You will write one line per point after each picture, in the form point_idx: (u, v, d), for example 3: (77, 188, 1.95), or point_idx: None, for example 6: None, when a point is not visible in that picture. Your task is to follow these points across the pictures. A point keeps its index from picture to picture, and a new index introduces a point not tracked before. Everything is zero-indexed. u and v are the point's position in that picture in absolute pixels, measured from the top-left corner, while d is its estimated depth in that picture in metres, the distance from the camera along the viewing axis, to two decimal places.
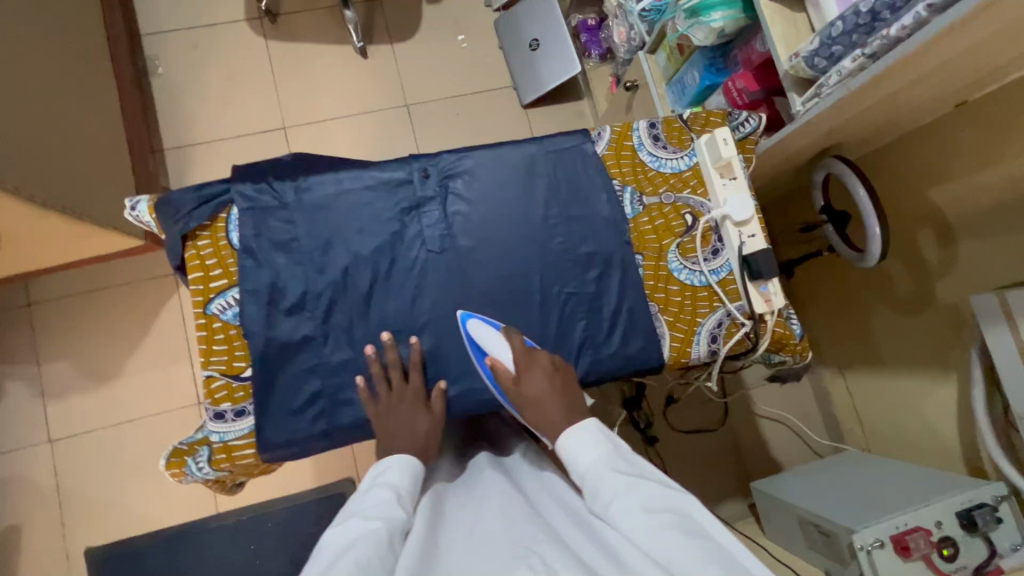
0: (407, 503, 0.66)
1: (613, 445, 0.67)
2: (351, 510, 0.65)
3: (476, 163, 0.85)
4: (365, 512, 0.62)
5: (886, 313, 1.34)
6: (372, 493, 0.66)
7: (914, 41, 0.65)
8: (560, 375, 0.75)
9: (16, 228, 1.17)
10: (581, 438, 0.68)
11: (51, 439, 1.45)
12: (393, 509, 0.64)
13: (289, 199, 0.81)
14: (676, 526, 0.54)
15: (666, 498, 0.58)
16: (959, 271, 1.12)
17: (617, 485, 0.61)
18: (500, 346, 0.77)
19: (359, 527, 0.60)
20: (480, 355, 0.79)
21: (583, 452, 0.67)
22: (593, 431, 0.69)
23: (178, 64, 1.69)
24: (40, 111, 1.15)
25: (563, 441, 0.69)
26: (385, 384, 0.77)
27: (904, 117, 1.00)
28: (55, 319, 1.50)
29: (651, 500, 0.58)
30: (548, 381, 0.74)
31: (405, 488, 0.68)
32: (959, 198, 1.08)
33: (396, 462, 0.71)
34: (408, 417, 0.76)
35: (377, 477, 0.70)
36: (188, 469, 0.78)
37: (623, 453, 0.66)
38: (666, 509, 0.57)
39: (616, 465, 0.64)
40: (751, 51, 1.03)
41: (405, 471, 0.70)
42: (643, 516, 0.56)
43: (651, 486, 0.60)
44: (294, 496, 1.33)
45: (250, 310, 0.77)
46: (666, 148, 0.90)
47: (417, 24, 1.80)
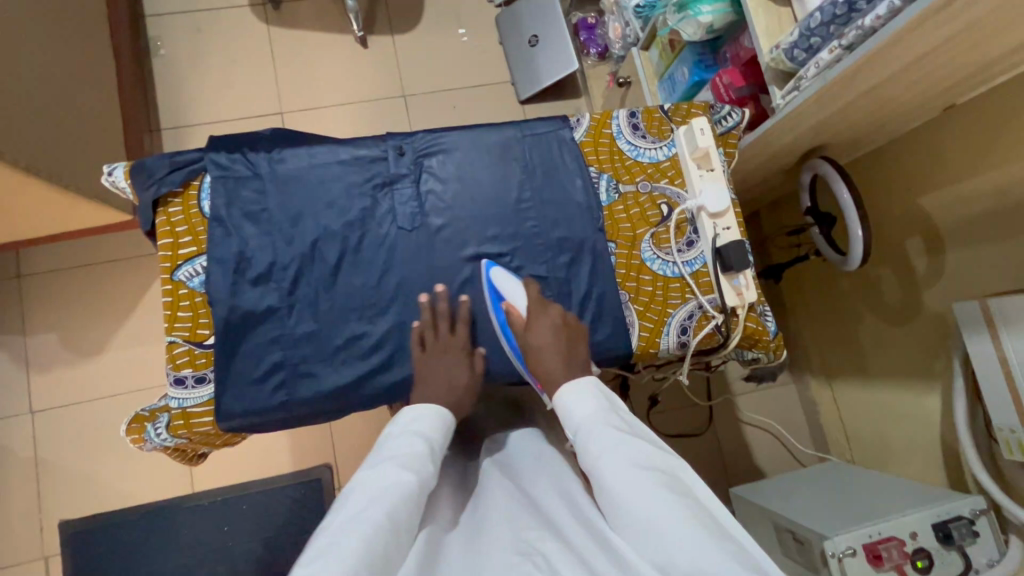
0: (436, 455, 0.66)
1: (607, 401, 0.64)
2: (381, 454, 0.63)
3: (452, 143, 0.86)
4: (400, 460, 0.62)
5: (873, 321, 1.31)
6: (403, 439, 0.65)
7: (888, 30, 0.65)
8: (570, 332, 0.74)
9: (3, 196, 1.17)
10: (576, 393, 0.65)
11: (33, 410, 1.46)
12: (425, 464, 0.63)
13: (263, 170, 0.81)
14: (670, 492, 0.53)
15: (661, 462, 0.57)
16: (946, 279, 1.10)
17: (610, 442, 0.59)
18: (517, 293, 0.78)
19: (392, 477, 0.59)
20: (496, 300, 0.80)
21: (578, 405, 0.64)
22: (590, 388, 0.66)
23: (179, 46, 1.70)
24: (33, 81, 1.16)
25: (564, 388, 0.67)
26: (432, 333, 0.78)
27: (893, 118, 0.99)
28: (44, 291, 1.51)
29: (646, 461, 0.56)
30: (556, 332, 0.73)
31: (436, 440, 0.67)
32: (947, 205, 1.06)
33: (430, 413, 0.69)
34: (452, 365, 0.76)
35: (406, 422, 0.68)
36: (148, 434, 0.78)
37: (618, 412, 0.64)
38: (661, 473, 0.55)
39: (612, 422, 0.61)
40: (739, 47, 1.02)
41: (438, 423, 0.69)
42: (637, 475, 0.54)
43: (645, 447, 0.58)
44: (267, 481, 1.39)
45: (216, 277, 0.77)
46: (645, 137, 0.89)
47: (418, 16, 1.81)
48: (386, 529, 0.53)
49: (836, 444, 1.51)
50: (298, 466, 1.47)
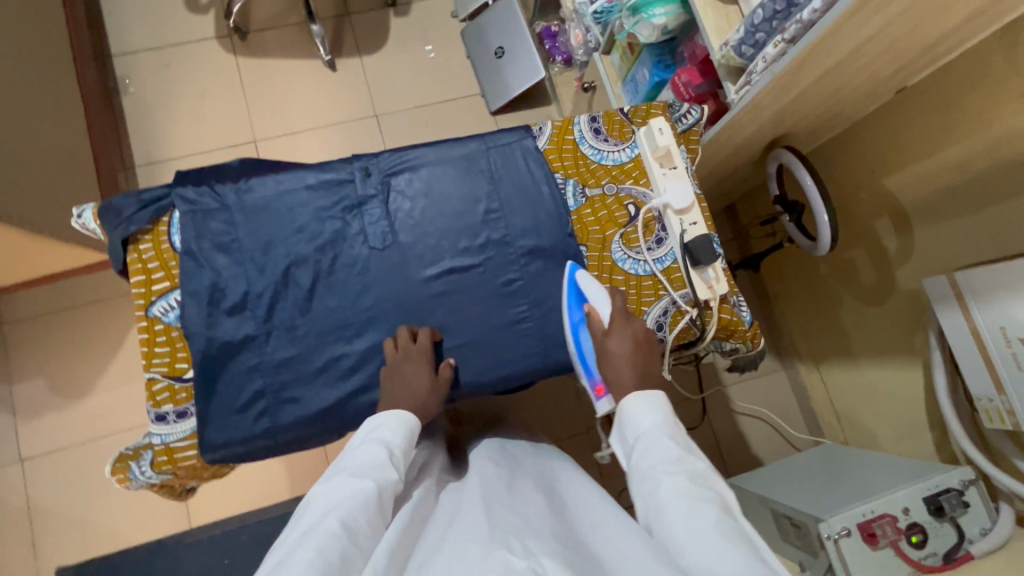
0: (397, 462, 0.66)
1: (673, 421, 0.67)
2: (341, 465, 0.65)
3: (418, 160, 0.87)
4: (359, 469, 0.63)
5: (853, 303, 1.33)
6: (365, 448, 0.66)
7: (824, 23, 0.67)
8: (649, 349, 0.75)
9: None
10: (643, 404, 0.68)
11: (23, 457, 1.45)
12: (384, 469, 0.64)
13: (230, 201, 0.82)
14: (716, 505, 0.54)
15: (713, 482, 0.58)
16: (917, 257, 1.12)
17: (666, 454, 0.61)
18: (599, 296, 0.81)
19: (349, 485, 0.60)
20: (576, 302, 0.83)
21: (643, 416, 0.67)
22: (658, 402, 0.68)
23: (149, 83, 1.71)
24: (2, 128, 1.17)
25: (634, 396, 0.69)
26: (394, 343, 0.79)
27: (847, 103, 1.02)
28: (28, 337, 1.50)
29: (698, 474, 0.58)
30: (635, 345, 0.75)
31: (398, 446, 0.68)
32: (910, 184, 1.09)
33: (393, 417, 0.71)
34: (412, 374, 0.75)
35: (370, 429, 0.69)
36: (132, 473, 0.78)
37: (679, 431, 0.66)
38: (709, 488, 0.57)
39: (673, 436, 0.64)
40: (695, 46, 1.04)
41: (400, 427, 0.70)
42: (687, 484, 0.56)
43: (702, 465, 0.59)
44: (267, 508, 1.42)
45: (190, 311, 0.77)
46: (607, 140, 0.91)
47: (385, 36, 1.83)
48: (342, 532, 0.54)
49: (829, 426, 1.53)
50: (296, 492, 1.47)
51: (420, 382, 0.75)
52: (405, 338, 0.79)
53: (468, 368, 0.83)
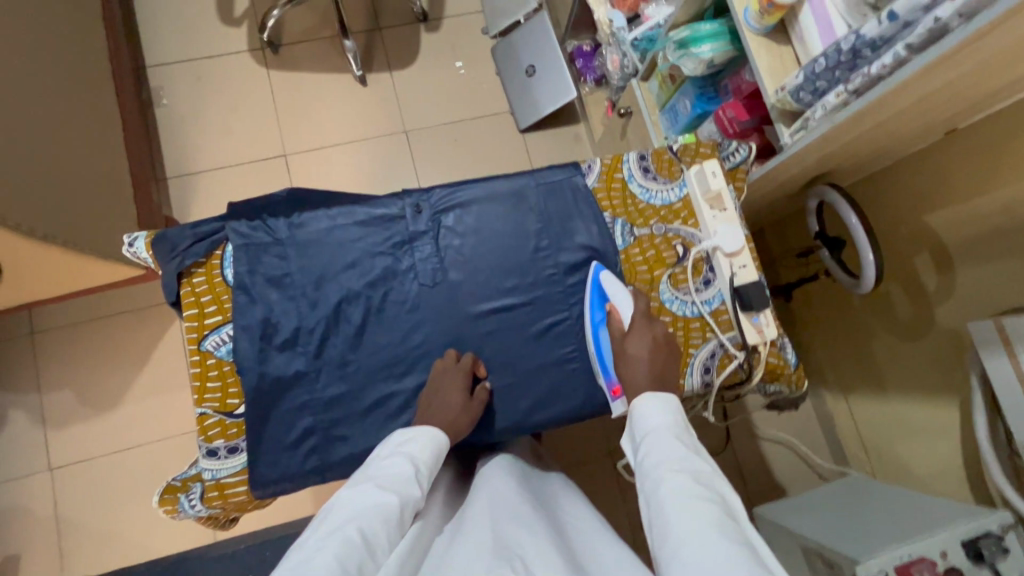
0: (422, 478, 0.66)
1: (681, 424, 0.66)
2: (366, 475, 0.64)
3: (467, 197, 0.87)
4: (382, 479, 0.62)
5: (887, 337, 1.31)
6: (392, 460, 0.66)
7: (894, 80, 0.66)
8: (666, 350, 0.77)
9: (20, 265, 1.18)
10: (655, 403, 0.68)
11: (52, 466, 1.46)
12: (410, 485, 0.63)
13: (283, 235, 0.82)
14: (717, 506, 0.53)
15: (712, 480, 0.57)
16: (959, 297, 1.10)
17: (671, 453, 0.61)
18: (623, 299, 0.81)
19: (373, 497, 0.59)
20: (597, 302, 0.83)
21: (651, 416, 0.67)
22: (668, 407, 0.68)
23: (182, 95, 1.72)
24: (41, 148, 1.17)
25: (645, 396, 0.70)
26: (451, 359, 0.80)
27: (894, 144, 1.01)
28: (59, 347, 1.51)
29: (701, 474, 0.58)
30: (654, 346, 0.76)
31: (426, 463, 0.68)
32: (954, 224, 1.08)
33: (424, 435, 0.70)
34: (447, 393, 0.76)
35: (399, 444, 0.69)
36: (181, 506, 0.78)
37: (688, 434, 0.65)
38: (708, 487, 0.56)
39: (681, 438, 0.64)
40: (741, 80, 1.03)
41: (430, 446, 0.70)
42: (688, 484, 0.56)
43: (703, 465, 0.59)
44: (291, 525, 1.42)
45: (243, 346, 0.78)
46: (656, 179, 0.90)
47: (415, 52, 1.83)
48: (360, 544, 0.53)
49: (855, 457, 1.51)
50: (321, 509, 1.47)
51: (452, 404, 0.75)
52: (451, 356, 0.80)
53: (515, 407, 0.83)
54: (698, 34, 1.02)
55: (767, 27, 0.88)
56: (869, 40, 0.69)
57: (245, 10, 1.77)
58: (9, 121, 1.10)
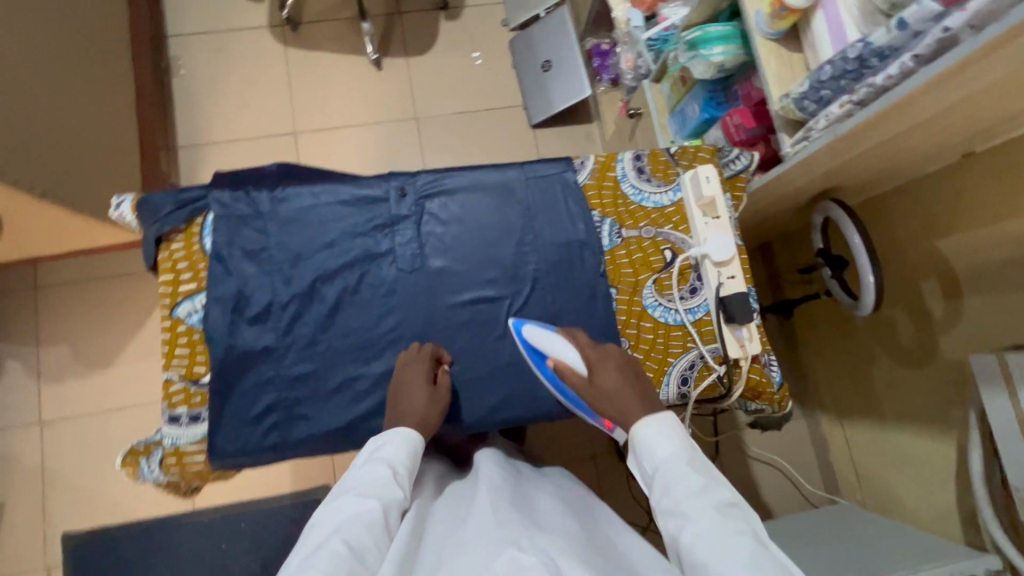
0: (403, 482, 0.64)
1: (690, 444, 0.61)
2: (346, 487, 0.63)
3: (454, 185, 0.85)
4: (361, 489, 0.61)
5: (888, 364, 1.26)
6: (369, 468, 0.64)
7: (898, 93, 0.62)
8: (632, 365, 0.71)
9: (27, 225, 1.20)
10: (659, 427, 0.62)
11: (42, 420, 1.48)
12: (389, 487, 0.62)
13: (265, 208, 0.81)
14: (753, 545, 0.49)
15: (739, 510, 0.54)
16: (965, 328, 1.05)
17: (690, 484, 0.56)
18: (561, 346, 0.74)
19: (353, 507, 0.58)
20: (541, 358, 0.77)
21: (658, 444, 0.61)
22: (671, 426, 0.63)
23: (200, 66, 1.74)
24: (60, 110, 1.19)
25: (641, 424, 0.63)
26: (414, 351, 0.78)
27: (907, 163, 0.96)
28: (59, 304, 1.54)
29: (727, 506, 0.54)
30: (621, 371, 0.69)
31: (403, 463, 0.66)
32: (966, 253, 1.02)
33: (397, 435, 0.68)
34: (410, 387, 0.73)
35: (374, 449, 0.67)
36: (141, 469, 0.78)
37: (699, 454, 0.61)
38: (738, 519, 0.52)
39: (696, 464, 0.58)
40: (751, 87, 1.00)
41: (405, 444, 0.68)
42: (715, 523, 0.52)
43: (726, 492, 0.55)
44: (267, 501, 1.43)
45: (214, 316, 0.77)
46: (650, 181, 0.88)
47: (433, 39, 1.82)
48: (344, 556, 0.52)
49: (847, 484, 1.47)
50: (298, 488, 1.48)
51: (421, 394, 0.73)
52: (411, 349, 0.78)
53: (481, 402, 0.81)
54: (709, 35, 0.99)
55: (779, 31, 0.84)
56: (876, 49, 0.65)
57: None
58: (30, 81, 1.12)
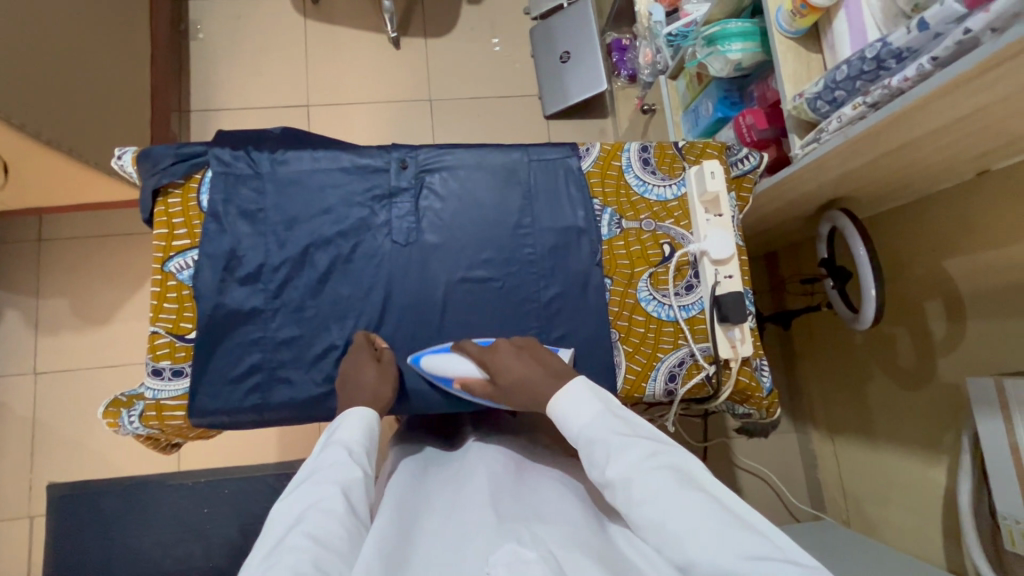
0: (362, 460, 0.63)
1: (605, 402, 0.63)
2: (305, 476, 0.61)
3: (456, 161, 0.84)
4: (319, 476, 0.59)
5: (885, 383, 1.24)
6: (325, 453, 0.62)
7: (911, 96, 0.61)
8: (528, 350, 0.73)
9: (37, 175, 1.20)
10: (569, 400, 0.63)
11: (36, 371, 1.49)
12: (349, 470, 0.60)
13: (264, 169, 0.81)
14: (676, 484, 0.52)
15: (661, 457, 0.56)
16: (965, 351, 1.03)
17: (607, 445, 0.58)
18: (460, 363, 0.76)
19: (314, 496, 0.57)
20: (445, 381, 0.77)
21: (575, 414, 0.62)
22: (584, 392, 0.64)
23: (220, 32, 1.74)
24: (77, 62, 1.19)
25: (552, 405, 0.64)
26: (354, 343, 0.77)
27: (919, 177, 0.94)
28: (61, 256, 1.54)
29: (647, 455, 0.56)
30: (520, 359, 0.71)
31: (362, 444, 0.65)
32: (972, 274, 1.00)
33: (351, 417, 0.67)
34: (355, 367, 0.74)
35: (331, 436, 0.65)
36: (122, 421, 0.78)
37: (617, 410, 0.62)
38: (660, 465, 0.54)
39: (612, 422, 0.60)
40: (767, 88, 0.99)
41: (360, 426, 0.66)
42: (638, 477, 0.54)
43: (643, 443, 0.57)
44: (251, 469, 1.44)
45: (205, 274, 0.77)
46: (655, 173, 0.86)
47: (454, 22, 1.81)
48: (314, 550, 0.50)
49: (833, 502, 1.45)
50: (283, 458, 1.48)
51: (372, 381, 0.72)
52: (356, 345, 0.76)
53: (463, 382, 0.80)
54: (729, 31, 0.96)
55: (799, 30, 0.82)
56: (895, 49, 0.64)
57: None
58: (53, 33, 1.12)
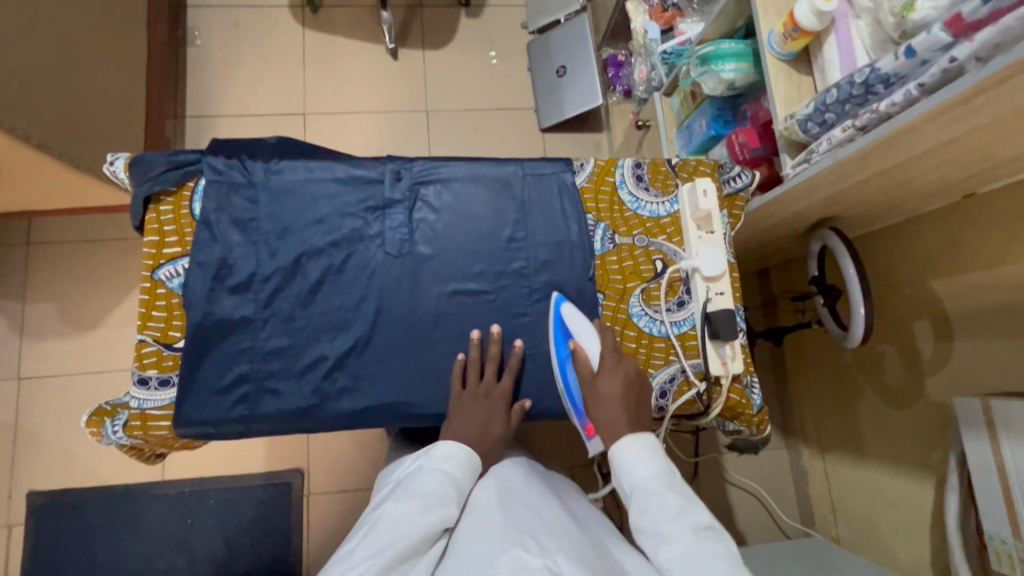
0: (457, 490, 0.71)
1: (666, 464, 0.70)
2: (411, 490, 0.69)
3: (451, 174, 0.84)
4: (424, 500, 0.68)
5: (875, 401, 1.24)
6: (431, 473, 0.71)
7: (899, 120, 0.62)
8: (638, 387, 0.76)
9: (26, 178, 1.19)
10: (637, 448, 0.70)
11: (20, 375, 1.47)
12: (448, 504, 0.69)
13: (258, 179, 0.81)
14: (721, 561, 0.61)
15: (714, 532, 0.64)
16: (952, 371, 1.04)
17: (667, 506, 0.66)
18: (590, 340, 0.79)
19: (417, 521, 0.65)
20: (560, 339, 0.81)
21: (639, 466, 0.69)
22: (650, 447, 0.71)
23: (218, 38, 1.74)
24: (72, 67, 1.19)
25: (627, 440, 0.71)
26: (477, 373, 0.79)
27: (907, 199, 0.96)
28: (50, 260, 1.53)
29: (700, 525, 0.64)
30: (626, 387, 0.75)
31: (464, 482, 0.73)
32: (958, 294, 1.01)
33: (462, 453, 0.74)
34: (490, 417, 0.78)
35: (437, 458, 0.73)
36: (105, 430, 0.76)
37: (672, 472, 0.70)
38: (712, 539, 0.63)
39: (670, 485, 0.68)
40: (759, 108, 1.00)
41: (466, 462, 0.74)
42: (694, 544, 0.62)
43: (699, 513, 0.66)
44: (237, 479, 1.45)
45: (195, 281, 0.76)
46: (648, 190, 0.87)
47: (451, 35, 1.82)
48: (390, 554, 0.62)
49: (822, 519, 1.45)
50: (270, 467, 1.46)
51: (497, 423, 0.78)
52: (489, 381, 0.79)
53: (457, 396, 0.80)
54: (721, 51, 0.98)
55: (791, 53, 0.84)
56: (883, 75, 0.65)
57: None
58: (48, 38, 1.12)
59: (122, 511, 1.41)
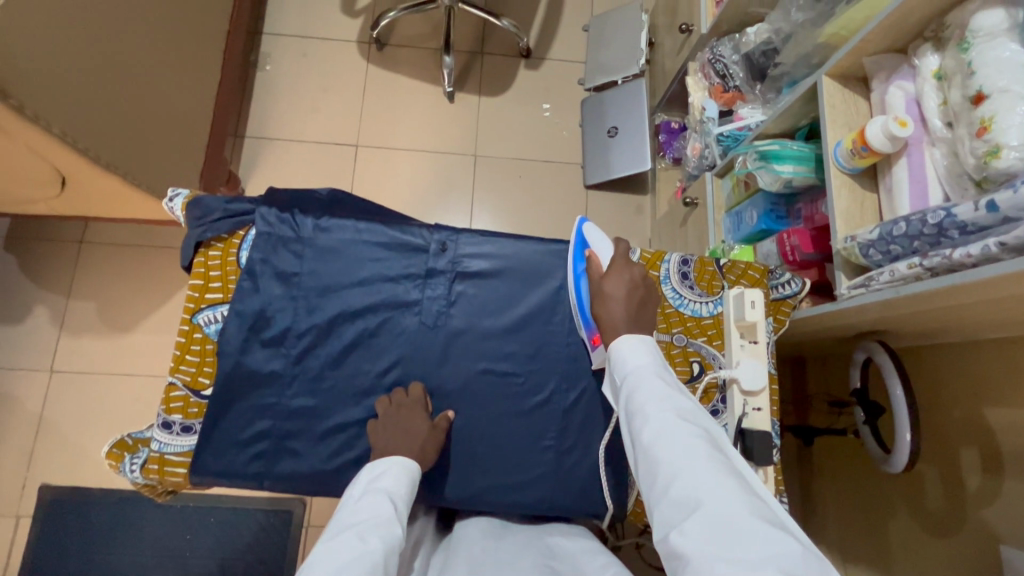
0: (400, 511, 0.65)
1: (660, 357, 0.67)
2: (344, 523, 0.62)
3: (496, 249, 0.84)
4: (361, 528, 0.60)
5: (909, 524, 1.15)
6: (365, 500, 0.65)
7: (973, 274, 0.58)
8: (643, 292, 0.75)
9: (91, 191, 1.24)
10: (633, 342, 0.68)
11: (53, 368, 1.51)
12: (388, 523, 0.62)
13: (306, 234, 0.81)
14: (705, 441, 0.57)
15: (701, 420, 0.60)
16: (1000, 509, 0.96)
17: (654, 390, 0.63)
18: (604, 247, 0.80)
19: (355, 545, 0.57)
20: (579, 251, 0.82)
21: (631, 355, 0.67)
22: (647, 343, 0.69)
23: (287, 66, 1.81)
24: (150, 92, 1.25)
25: (625, 337, 0.69)
26: (386, 401, 0.77)
27: (966, 326, 0.91)
28: (98, 260, 1.58)
29: (686, 410, 0.60)
30: (631, 288, 0.74)
31: (401, 494, 0.67)
32: (1013, 430, 0.95)
33: (394, 467, 0.69)
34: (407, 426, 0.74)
35: (368, 481, 0.68)
36: (122, 466, 0.75)
37: (665, 367, 0.67)
38: (698, 423, 0.59)
39: (662, 375, 0.65)
40: (815, 210, 0.97)
41: (402, 475, 0.69)
42: (677, 424, 0.58)
43: (687, 401, 0.62)
44: (238, 499, 1.44)
45: (231, 330, 0.77)
46: (692, 288, 0.86)
47: (508, 84, 1.86)
48: None
49: None
50: (274, 494, 1.45)
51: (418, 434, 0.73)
52: (398, 393, 0.77)
53: (474, 481, 0.79)
54: (784, 152, 0.97)
55: (857, 168, 0.82)
56: (960, 222, 0.62)
57: (366, 6, 1.87)
58: (133, 64, 1.18)
59: (121, 509, 1.42)
